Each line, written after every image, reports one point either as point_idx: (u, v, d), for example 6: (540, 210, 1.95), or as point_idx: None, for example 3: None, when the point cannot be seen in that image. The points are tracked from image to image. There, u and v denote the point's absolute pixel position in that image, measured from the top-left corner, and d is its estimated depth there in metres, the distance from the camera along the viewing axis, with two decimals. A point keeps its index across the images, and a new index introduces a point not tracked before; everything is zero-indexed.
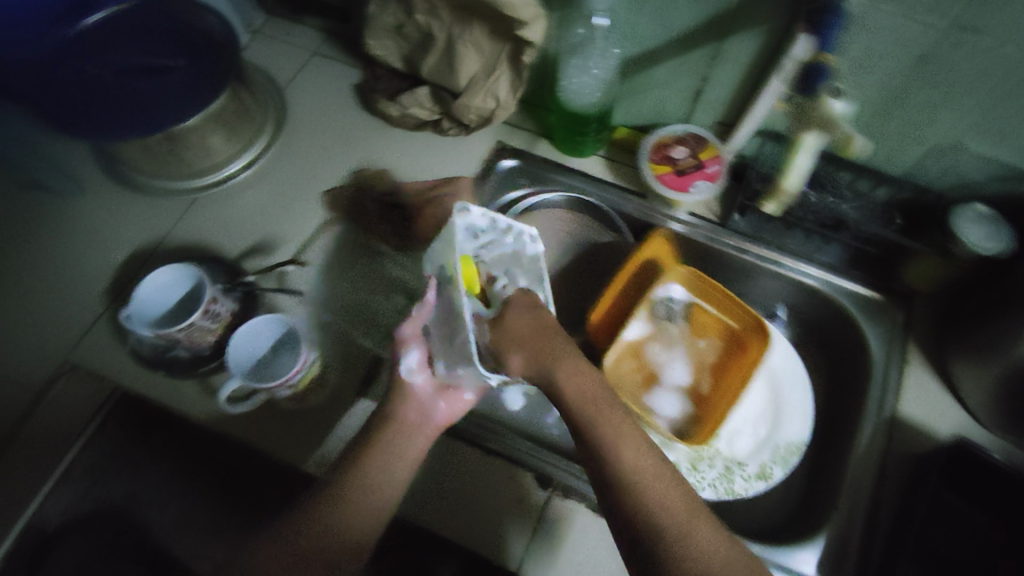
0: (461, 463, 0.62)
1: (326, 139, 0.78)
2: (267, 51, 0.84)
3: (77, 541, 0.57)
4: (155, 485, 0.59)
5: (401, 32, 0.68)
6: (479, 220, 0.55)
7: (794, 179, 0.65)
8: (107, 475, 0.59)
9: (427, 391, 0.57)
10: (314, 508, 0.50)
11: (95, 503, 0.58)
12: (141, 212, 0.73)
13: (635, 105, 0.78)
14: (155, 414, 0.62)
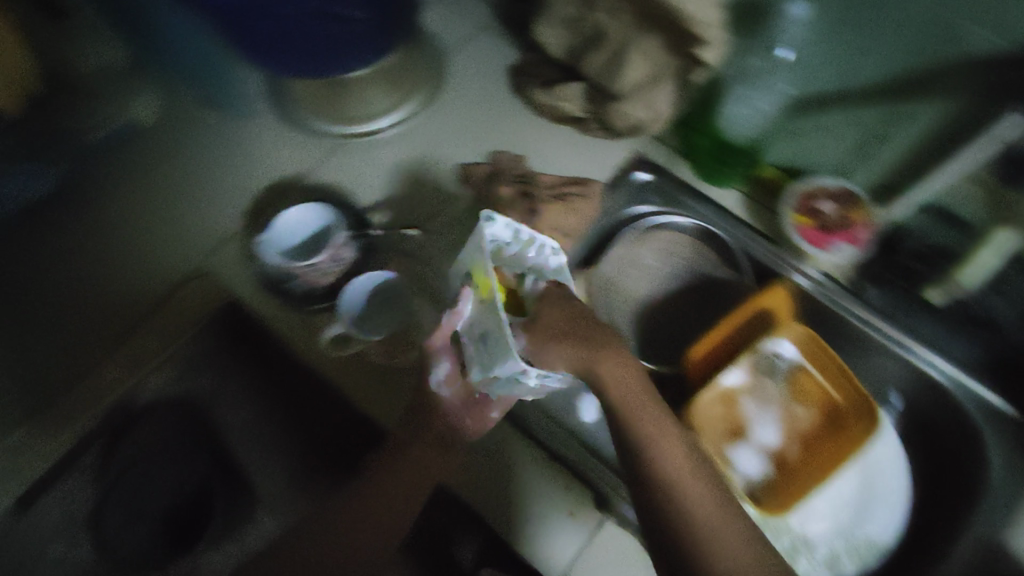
0: (524, 460, 0.63)
1: (472, 113, 0.79)
2: (438, 15, 0.86)
3: (160, 422, 0.67)
4: (237, 391, 0.70)
5: (577, 25, 0.68)
6: (500, 232, 0.53)
7: (974, 273, 0.63)
8: (198, 371, 0.68)
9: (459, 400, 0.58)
10: (392, 469, 0.58)
11: (184, 393, 0.67)
12: (290, 145, 0.77)
13: (794, 146, 0.74)
14: (249, 329, 0.67)
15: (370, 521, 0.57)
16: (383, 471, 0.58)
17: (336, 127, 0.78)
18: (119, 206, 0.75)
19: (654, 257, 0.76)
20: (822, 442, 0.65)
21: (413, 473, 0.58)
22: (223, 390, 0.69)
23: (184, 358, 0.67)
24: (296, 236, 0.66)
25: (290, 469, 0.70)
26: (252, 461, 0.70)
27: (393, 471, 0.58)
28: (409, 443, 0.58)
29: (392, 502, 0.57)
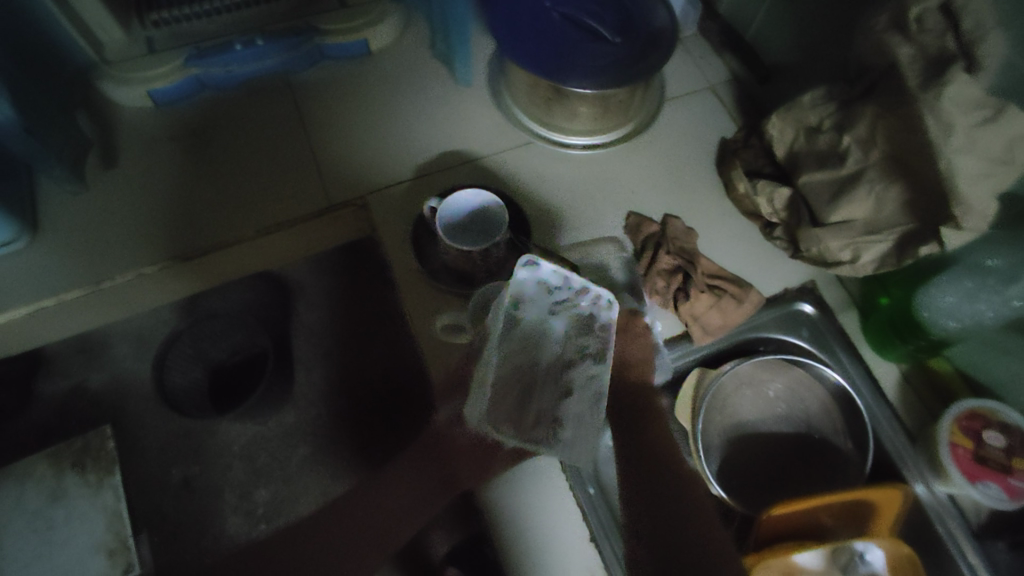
0: (561, 523, 0.59)
1: (665, 167, 0.76)
2: (676, 61, 0.84)
3: (254, 288, 0.78)
4: (319, 292, 0.79)
5: (813, 134, 0.64)
6: (549, 278, 0.60)
7: None
8: (304, 266, 0.80)
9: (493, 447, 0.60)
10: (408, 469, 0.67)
11: (284, 278, 0.80)
12: (488, 123, 0.78)
13: (988, 358, 0.62)
14: (360, 261, 0.79)
15: (372, 503, 0.66)
16: (407, 470, 0.67)
17: (536, 125, 0.78)
18: (316, 110, 0.79)
19: (778, 393, 0.70)
20: None
21: (420, 482, 0.66)
22: (313, 292, 0.80)
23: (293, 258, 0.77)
24: (458, 215, 0.64)
25: (331, 383, 0.76)
26: (305, 364, 0.77)
27: (420, 475, 0.66)
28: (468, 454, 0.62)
29: (398, 495, 0.66)
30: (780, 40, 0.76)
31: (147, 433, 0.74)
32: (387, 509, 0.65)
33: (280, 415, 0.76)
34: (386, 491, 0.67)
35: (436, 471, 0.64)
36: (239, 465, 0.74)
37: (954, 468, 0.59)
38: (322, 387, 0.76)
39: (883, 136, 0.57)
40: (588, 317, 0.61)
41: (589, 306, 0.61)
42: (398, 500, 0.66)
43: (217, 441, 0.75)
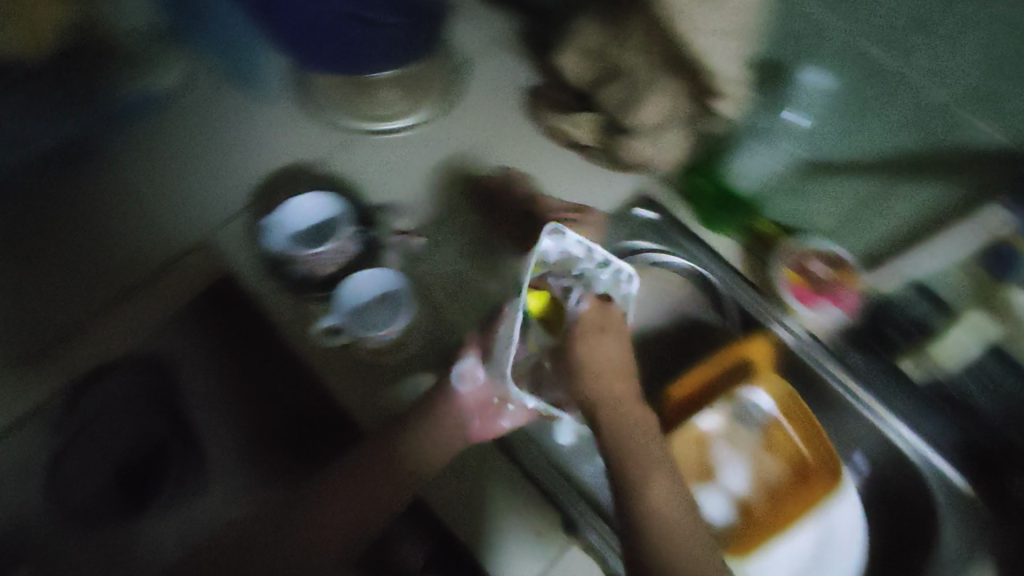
0: (497, 479, 0.63)
1: (484, 125, 0.80)
2: (462, 25, 0.87)
3: (121, 375, 0.70)
4: (198, 357, 0.74)
5: (596, 57, 0.70)
6: (573, 248, 0.62)
7: (954, 350, 0.67)
8: (165, 333, 0.72)
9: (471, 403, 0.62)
10: (359, 460, 0.62)
11: (154, 353, 0.72)
12: (303, 133, 0.78)
13: (792, 204, 0.75)
14: (232, 292, 0.71)
15: (334, 508, 0.62)
16: (376, 471, 0.61)
17: (352, 122, 0.79)
18: (122, 169, 0.76)
19: (646, 291, 0.76)
20: (784, 491, 0.68)
21: (394, 482, 0.61)
22: (192, 361, 0.74)
23: (157, 324, 0.71)
24: (301, 225, 0.68)
25: (240, 444, 0.73)
26: (209, 430, 0.73)
27: (394, 475, 0.61)
28: (434, 433, 0.61)
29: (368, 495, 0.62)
30: None
31: (79, 554, 0.67)
32: (349, 515, 0.62)
33: (205, 491, 0.72)
34: (343, 494, 0.62)
35: (410, 463, 0.60)
36: (178, 548, 0.69)
37: (793, 300, 0.71)
38: (234, 448, 0.72)
39: (651, 43, 0.64)
40: (611, 288, 0.64)
41: (611, 278, 0.64)
42: (364, 498, 0.62)
43: (144, 546, 0.68)
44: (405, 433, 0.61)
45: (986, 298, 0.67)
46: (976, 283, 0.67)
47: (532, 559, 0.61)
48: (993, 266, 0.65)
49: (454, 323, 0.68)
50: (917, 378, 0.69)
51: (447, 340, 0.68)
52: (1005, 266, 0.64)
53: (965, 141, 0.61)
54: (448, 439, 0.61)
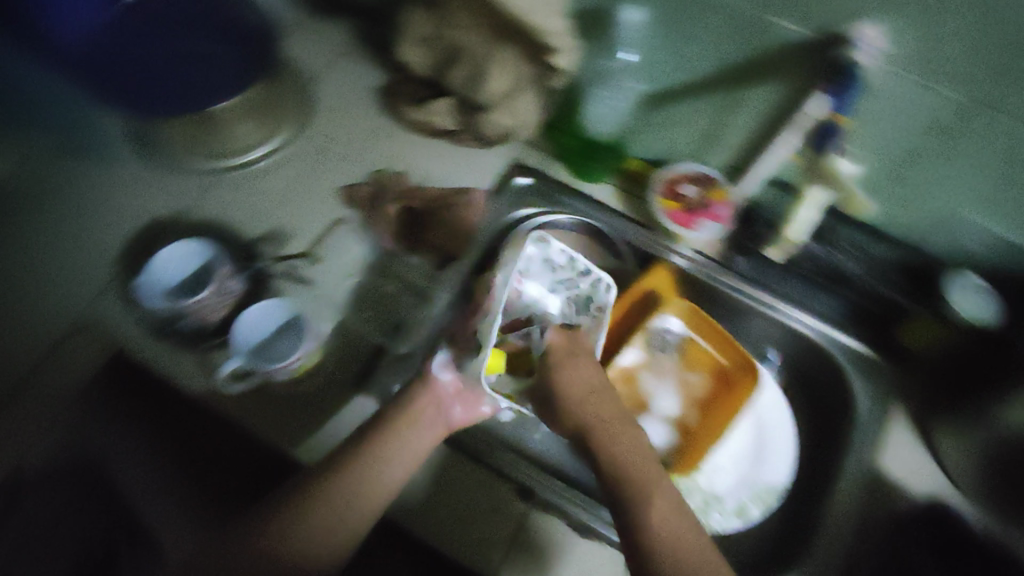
0: (453, 470, 0.65)
1: (345, 135, 0.80)
2: (299, 42, 0.85)
3: (46, 492, 0.61)
4: (127, 450, 0.62)
5: (433, 44, 0.72)
6: (556, 254, 0.69)
7: (798, 230, 0.71)
8: (80, 432, 0.63)
9: (446, 392, 0.62)
10: (341, 471, 0.55)
11: (74, 458, 0.62)
12: (159, 186, 0.75)
13: (651, 138, 0.79)
14: (138, 370, 0.64)
15: (321, 529, 0.53)
16: (359, 474, 0.55)
17: (206, 162, 0.75)
18: None
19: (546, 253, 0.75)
20: (713, 402, 0.73)
21: (387, 478, 0.56)
22: (117, 455, 0.63)
23: (68, 424, 0.63)
24: (178, 273, 0.65)
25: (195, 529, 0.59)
26: (158, 520, 0.60)
27: (382, 471, 0.56)
28: (418, 418, 0.60)
29: (354, 503, 0.54)
30: None
31: None
32: (338, 529, 0.54)
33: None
34: (324, 510, 0.54)
35: (398, 454, 0.57)
36: None
37: (676, 226, 0.74)
38: (184, 541, 0.59)
39: (477, 17, 0.65)
40: (587, 296, 0.70)
41: (590, 286, 0.69)
42: (350, 509, 0.54)
43: None
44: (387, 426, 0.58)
45: (816, 171, 0.66)
46: (807, 163, 0.66)
47: (499, 533, 0.62)
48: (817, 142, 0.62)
49: (363, 333, 0.68)
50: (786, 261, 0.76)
51: (360, 352, 0.67)
52: (824, 144, 0.62)
53: (784, 43, 0.59)
54: (426, 424, 0.60)
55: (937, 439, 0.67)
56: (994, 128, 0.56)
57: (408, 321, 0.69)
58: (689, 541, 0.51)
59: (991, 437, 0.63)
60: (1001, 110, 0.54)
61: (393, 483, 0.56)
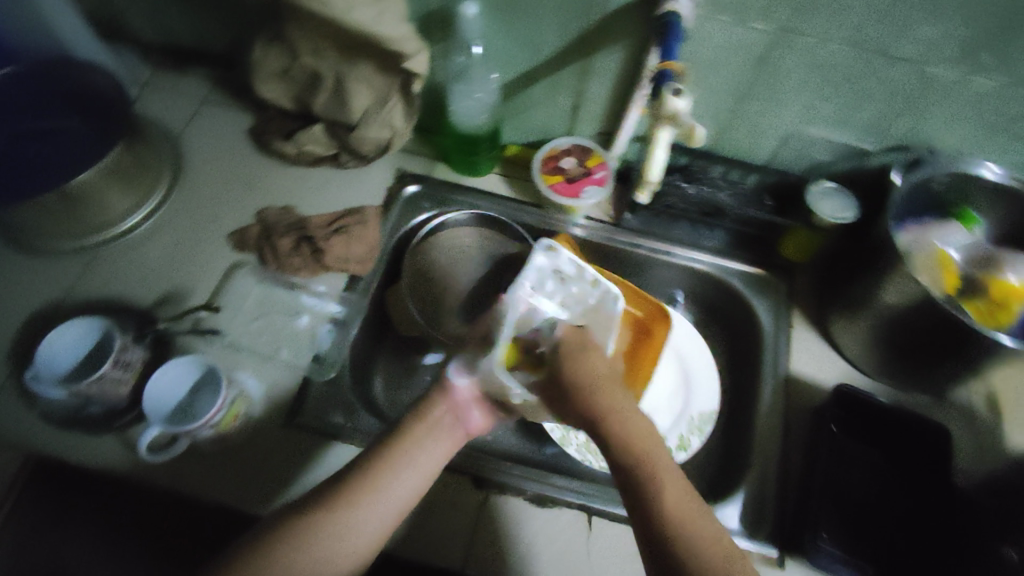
0: None
1: (224, 182, 0.79)
2: (153, 100, 0.83)
3: None
4: (75, 549, 0.56)
5: (289, 75, 0.73)
6: (564, 266, 0.66)
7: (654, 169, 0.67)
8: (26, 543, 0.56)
9: (466, 398, 0.57)
10: (343, 483, 0.52)
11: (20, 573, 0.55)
12: (35, 274, 0.71)
13: (521, 123, 0.82)
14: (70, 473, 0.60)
15: (338, 545, 0.49)
16: (379, 483, 0.52)
17: (82, 239, 0.73)
18: None
19: (445, 258, 0.81)
20: (638, 354, 0.77)
21: (405, 487, 0.53)
22: (66, 556, 0.56)
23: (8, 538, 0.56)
24: (74, 357, 0.61)
25: None
26: None
27: (399, 476, 0.53)
28: (437, 417, 0.56)
29: (372, 513, 0.51)
30: (210, 30, 0.80)
31: None
32: (355, 545, 0.50)
33: None
34: (337, 526, 0.49)
35: (418, 456, 0.54)
36: None
37: (566, 199, 0.77)
38: None
39: (325, 40, 0.67)
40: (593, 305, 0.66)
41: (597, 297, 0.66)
42: (367, 520, 0.51)
43: None
44: (401, 430, 0.55)
45: (655, 114, 0.59)
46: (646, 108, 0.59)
47: (463, 526, 0.64)
48: (652, 90, 0.59)
49: (287, 366, 0.68)
50: (668, 208, 0.80)
51: (287, 386, 0.67)
52: (658, 90, 0.58)
53: (609, 9, 0.63)
54: (443, 433, 0.56)
55: (833, 330, 0.76)
56: (807, 49, 0.62)
57: (330, 347, 0.70)
58: (692, 507, 0.49)
59: (873, 319, 0.70)
60: (807, 33, 0.61)
61: (412, 486, 0.53)
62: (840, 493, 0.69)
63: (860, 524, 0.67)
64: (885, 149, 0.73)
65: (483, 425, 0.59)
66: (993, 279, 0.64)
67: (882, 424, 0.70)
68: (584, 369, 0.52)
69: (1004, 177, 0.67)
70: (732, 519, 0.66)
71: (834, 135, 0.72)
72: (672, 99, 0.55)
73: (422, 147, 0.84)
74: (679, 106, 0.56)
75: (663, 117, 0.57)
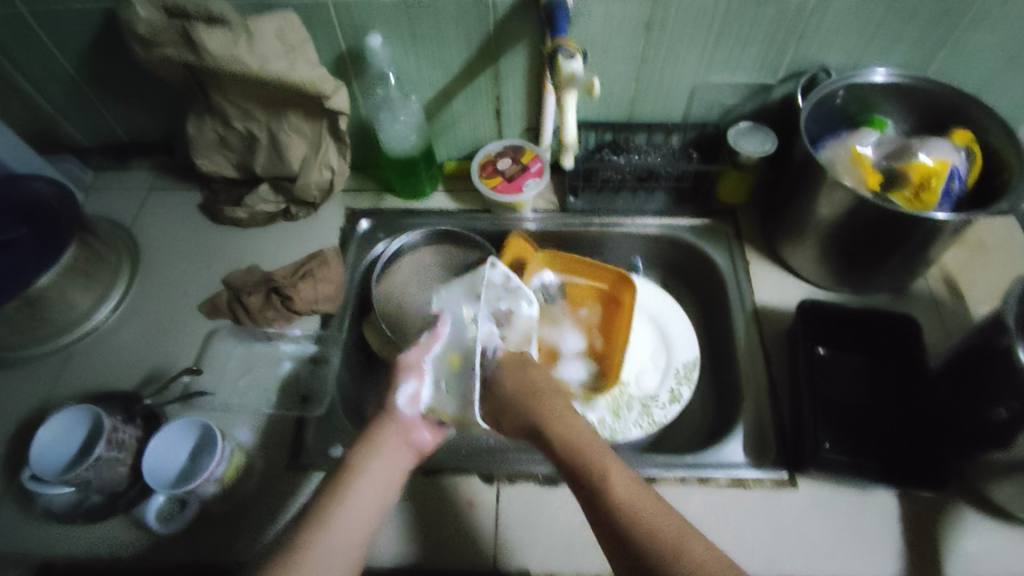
0: (425, 488, 0.68)
1: (184, 258, 0.81)
2: (102, 199, 0.86)
3: None
4: None
5: (225, 144, 0.76)
6: (497, 279, 0.72)
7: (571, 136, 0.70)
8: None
9: (415, 423, 0.59)
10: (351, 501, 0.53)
11: None
12: (15, 384, 0.72)
13: (452, 139, 0.86)
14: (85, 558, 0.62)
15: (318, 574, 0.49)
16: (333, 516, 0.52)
17: (52, 341, 0.74)
18: None
19: (412, 281, 0.84)
20: (611, 326, 0.80)
21: (362, 520, 0.53)
22: None
23: None
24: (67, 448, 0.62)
25: None
26: None
27: (352, 508, 0.53)
28: (383, 441, 0.58)
29: (334, 539, 0.51)
30: (141, 120, 0.84)
31: None
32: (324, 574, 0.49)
33: None
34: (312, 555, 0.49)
35: (368, 488, 0.55)
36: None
37: (510, 196, 0.80)
38: None
39: (249, 101, 0.71)
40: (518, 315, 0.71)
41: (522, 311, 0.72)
42: (330, 547, 0.50)
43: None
44: (351, 467, 0.56)
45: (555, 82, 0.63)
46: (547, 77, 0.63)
47: (484, 521, 0.66)
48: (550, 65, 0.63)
49: (279, 412, 0.70)
50: (608, 183, 0.84)
51: (283, 431, 0.69)
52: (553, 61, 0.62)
53: (502, 11, 0.68)
54: (399, 449, 0.58)
55: (785, 256, 0.80)
56: (686, 4, 0.68)
57: (317, 384, 0.72)
58: (617, 470, 0.53)
59: (817, 236, 0.75)
60: None
61: (370, 509, 0.54)
62: (831, 404, 0.72)
63: (853, 426, 0.70)
64: (784, 80, 0.77)
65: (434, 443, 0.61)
66: (908, 165, 0.68)
67: (848, 326, 0.74)
68: (524, 380, 0.63)
69: (893, 76, 0.72)
70: (738, 453, 0.68)
71: (737, 78, 0.77)
72: (566, 62, 0.60)
73: (365, 182, 0.88)
74: (574, 68, 0.60)
75: (562, 82, 0.61)
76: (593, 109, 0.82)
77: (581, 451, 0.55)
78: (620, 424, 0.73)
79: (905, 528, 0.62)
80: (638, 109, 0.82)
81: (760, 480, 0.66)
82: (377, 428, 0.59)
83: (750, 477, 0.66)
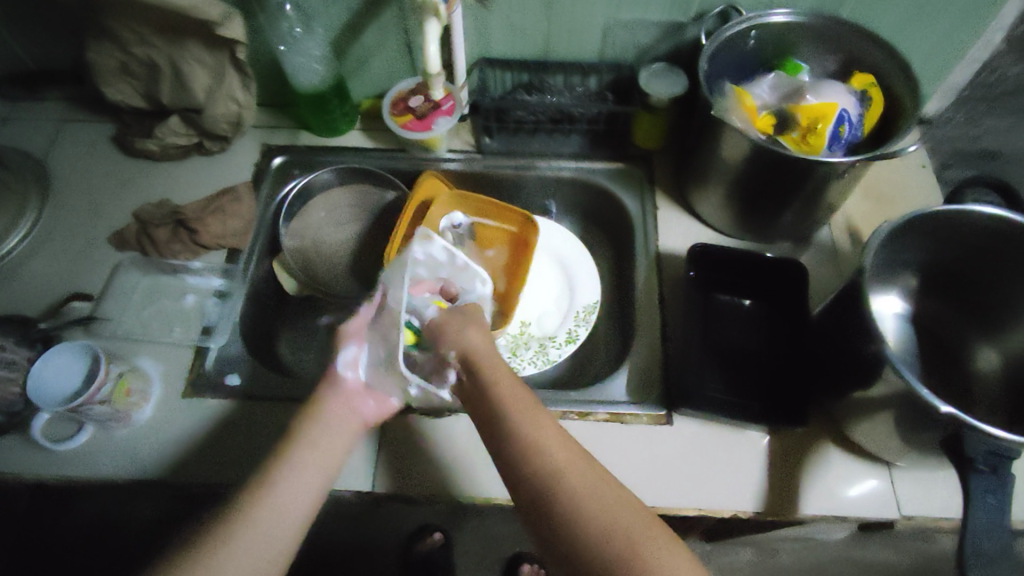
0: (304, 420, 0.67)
1: (98, 190, 0.82)
2: (16, 131, 0.86)
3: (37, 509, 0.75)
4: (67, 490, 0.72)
5: (129, 72, 0.76)
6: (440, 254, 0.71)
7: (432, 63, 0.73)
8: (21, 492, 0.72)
9: (357, 388, 0.60)
10: None
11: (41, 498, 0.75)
12: None
13: (366, 77, 0.85)
14: None
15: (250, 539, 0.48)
16: (272, 483, 0.52)
17: None
18: None
19: (325, 223, 0.85)
20: (516, 268, 0.80)
21: (306, 486, 0.53)
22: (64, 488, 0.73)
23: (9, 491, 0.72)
24: None
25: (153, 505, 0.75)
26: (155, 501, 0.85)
27: (295, 483, 0.52)
28: (327, 417, 0.57)
29: (276, 509, 0.50)
30: (51, 48, 0.83)
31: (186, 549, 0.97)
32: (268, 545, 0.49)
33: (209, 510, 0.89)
34: (256, 512, 0.50)
35: (314, 461, 0.54)
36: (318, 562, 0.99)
37: (421, 134, 0.79)
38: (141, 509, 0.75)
39: (144, 25, 0.70)
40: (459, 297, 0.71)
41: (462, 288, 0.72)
42: (277, 513, 0.50)
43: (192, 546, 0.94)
44: (295, 438, 0.55)
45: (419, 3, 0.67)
46: None
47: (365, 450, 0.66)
48: None
49: (179, 342, 0.72)
50: (524, 125, 0.83)
51: (183, 359, 0.70)
52: None
53: None
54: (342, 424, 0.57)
55: (693, 203, 0.80)
56: None
57: (219, 317, 0.74)
58: (566, 456, 0.50)
59: (719, 182, 0.74)
60: None
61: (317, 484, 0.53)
62: (724, 348, 0.73)
63: (740, 369, 0.71)
64: (697, 19, 0.76)
65: (383, 410, 0.61)
66: (798, 106, 0.69)
67: (746, 271, 0.74)
68: (463, 333, 0.61)
69: (792, 16, 0.70)
70: (616, 391, 0.70)
71: (647, 17, 0.76)
72: None
73: (283, 120, 0.88)
74: None
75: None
76: (507, 46, 0.81)
77: (525, 428, 0.52)
78: (515, 362, 0.74)
79: (770, 463, 0.64)
80: (551, 46, 0.81)
81: (637, 416, 0.68)
82: (323, 404, 0.58)
83: (628, 413, 0.68)
